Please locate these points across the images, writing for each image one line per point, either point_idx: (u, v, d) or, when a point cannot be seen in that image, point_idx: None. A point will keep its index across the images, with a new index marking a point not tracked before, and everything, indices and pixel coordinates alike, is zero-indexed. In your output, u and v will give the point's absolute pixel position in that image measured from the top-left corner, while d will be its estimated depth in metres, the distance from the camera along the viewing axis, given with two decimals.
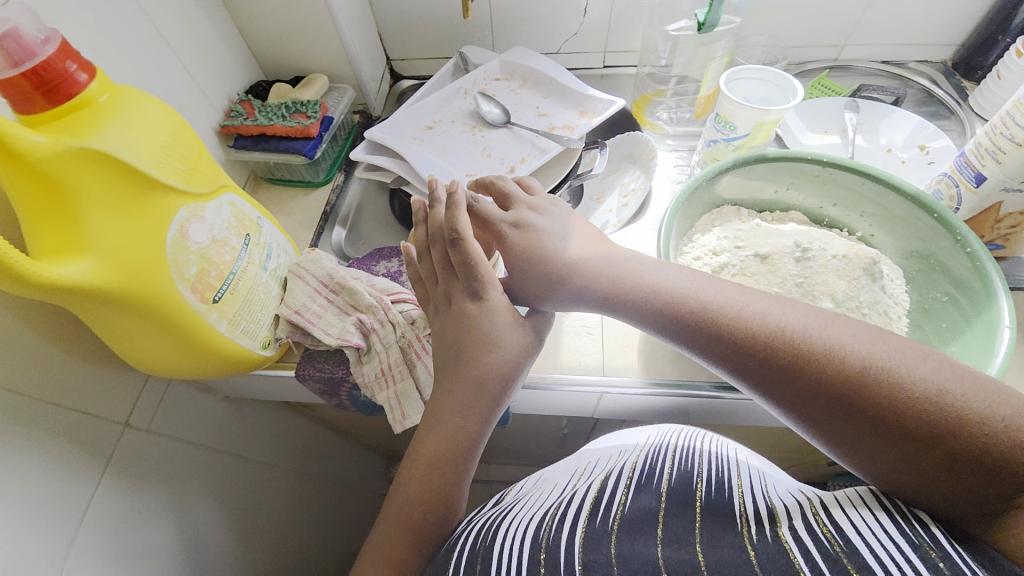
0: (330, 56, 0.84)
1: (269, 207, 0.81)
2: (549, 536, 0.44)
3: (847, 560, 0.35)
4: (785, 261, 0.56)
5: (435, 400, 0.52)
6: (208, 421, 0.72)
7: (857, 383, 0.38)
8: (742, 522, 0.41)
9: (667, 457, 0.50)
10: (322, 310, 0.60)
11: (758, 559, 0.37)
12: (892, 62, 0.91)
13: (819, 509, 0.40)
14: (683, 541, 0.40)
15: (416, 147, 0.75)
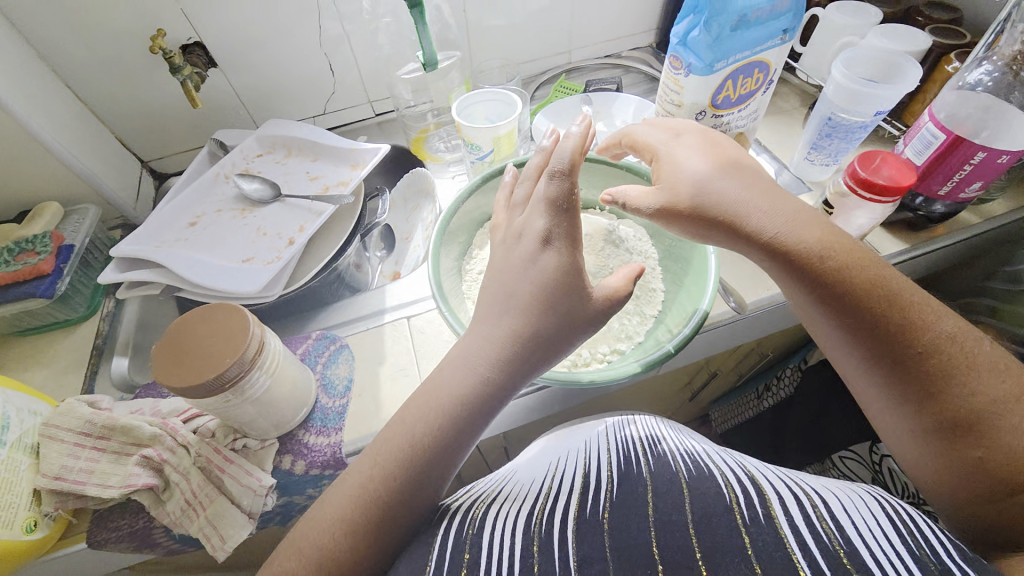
0: (56, 178, 0.74)
1: (22, 365, 0.68)
2: (539, 529, 0.45)
3: (845, 554, 0.38)
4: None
5: (394, 426, 0.48)
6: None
7: (941, 354, 0.46)
8: (734, 500, 0.44)
9: (651, 454, 0.54)
10: (95, 462, 0.52)
11: (753, 546, 0.40)
12: (613, 55, 1.06)
13: (815, 494, 0.45)
14: (674, 520, 0.43)
15: (178, 249, 0.69)
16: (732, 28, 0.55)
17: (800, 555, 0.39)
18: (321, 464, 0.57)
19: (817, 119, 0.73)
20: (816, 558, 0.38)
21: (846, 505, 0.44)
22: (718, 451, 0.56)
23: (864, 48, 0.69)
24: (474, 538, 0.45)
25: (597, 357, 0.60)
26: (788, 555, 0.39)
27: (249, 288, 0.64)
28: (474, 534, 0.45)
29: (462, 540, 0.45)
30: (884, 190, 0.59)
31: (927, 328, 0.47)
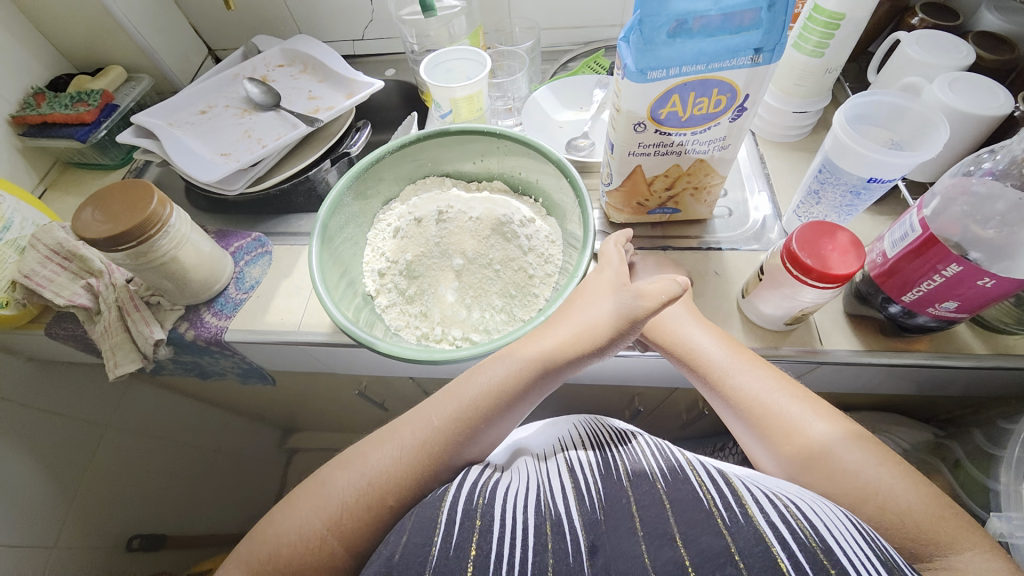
0: (127, 48, 0.90)
1: (68, 189, 0.88)
2: (552, 511, 0.46)
3: (821, 550, 0.39)
4: (431, 223, 0.64)
5: (432, 403, 0.53)
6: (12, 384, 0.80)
7: (806, 453, 0.48)
8: (711, 502, 0.44)
9: (620, 447, 0.55)
10: (54, 274, 0.67)
11: (736, 547, 0.40)
12: None
13: (794, 504, 0.44)
14: (662, 531, 0.42)
15: (181, 131, 0.81)
16: (670, 34, 0.47)
17: (781, 550, 0.39)
18: (205, 338, 0.68)
19: (813, 166, 0.61)
20: (796, 556, 0.39)
21: (824, 516, 0.43)
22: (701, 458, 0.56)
23: (913, 100, 0.55)
24: (483, 507, 0.45)
25: (445, 338, 0.60)
26: (770, 552, 0.39)
27: (211, 179, 0.74)
28: (485, 503, 0.45)
29: (472, 507, 0.45)
30: (808, 272, 0.50)
31: (787, 406, 0.50)
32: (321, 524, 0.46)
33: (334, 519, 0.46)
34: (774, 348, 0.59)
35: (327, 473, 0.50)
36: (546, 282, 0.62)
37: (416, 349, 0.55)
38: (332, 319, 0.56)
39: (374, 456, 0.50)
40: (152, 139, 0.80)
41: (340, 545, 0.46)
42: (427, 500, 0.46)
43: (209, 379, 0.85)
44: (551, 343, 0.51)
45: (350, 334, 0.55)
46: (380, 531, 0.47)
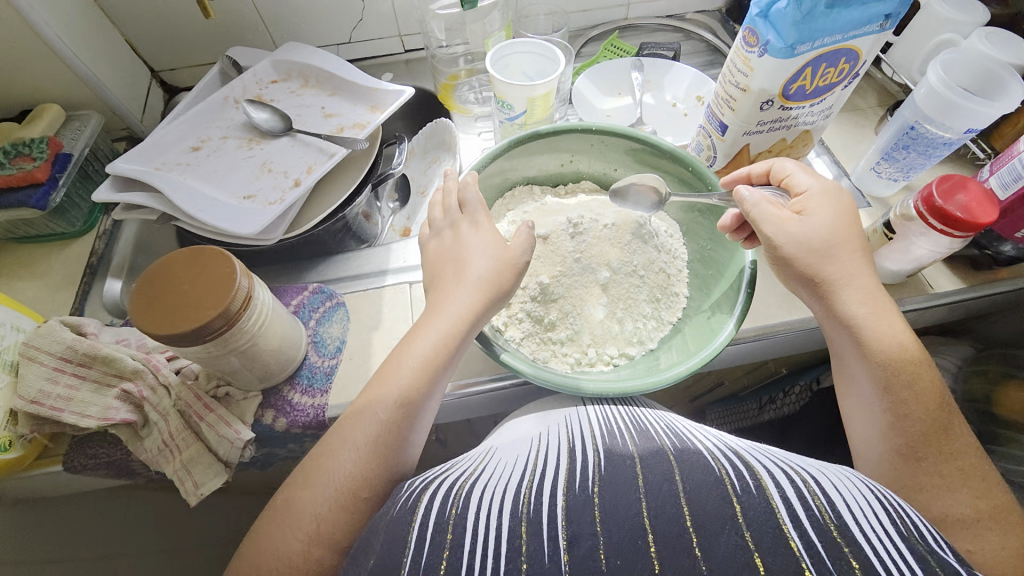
0: (59, 80, 0.69)
1: (15, 272, 0.67)
2: (529, 509, 0.41)
3: (835, 526, 0.39)
4: (562, 238, 0.60)
5: (353, 419, 0.47)
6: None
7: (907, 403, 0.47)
8: (723, 473, 0.43)
9: (635, 429, 0.52)
10: (73, 390, 0.50)
11: (745, 517, 0.39)
12: (677, 15, 0.95)
13: (812, 479, 0.43)
14: (666, 493, 0.41)
15: (178, 174, 0.65)
16: (829, 5, 0.46)
17: (793, 529, 0.38)
18: (302, 425, 0.56)
19: (895, 126, 0.63)
20: (808, 532, 0.38)
21: (842, 489, 0.43)
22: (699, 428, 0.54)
23: (962, 52, 0.59)
24: (456, 516, 0.41)
25: (602, 359, 0.56)
26: (781, 529, 0.38)
27: (249, 229, 0.60)
28: (459, 514, 0.41)
29: (445, 519, 0.40)
30: (957, 224, 0.52)
31: (903, 350, 0.48)
32: (302, 540, 0.43)
33: (317, 532, 0.43)
34: (898, 301, 0.63)
35: (292, 494, 0.45)
36: (680, 280, 0.62)
37: (621, 383, 0.50)
38: (511, 371, 0.49)
39: (352, 435, 0.46)
40: (143, 190, 0.63)
41: (331, 551, 0.43)
42: (396, 515, 0.41)
43: (269, 467, 0.71)
44: (461, 310, 0.48)
45: (539, 382, 0.49)
46: (363, 526, 0.45)
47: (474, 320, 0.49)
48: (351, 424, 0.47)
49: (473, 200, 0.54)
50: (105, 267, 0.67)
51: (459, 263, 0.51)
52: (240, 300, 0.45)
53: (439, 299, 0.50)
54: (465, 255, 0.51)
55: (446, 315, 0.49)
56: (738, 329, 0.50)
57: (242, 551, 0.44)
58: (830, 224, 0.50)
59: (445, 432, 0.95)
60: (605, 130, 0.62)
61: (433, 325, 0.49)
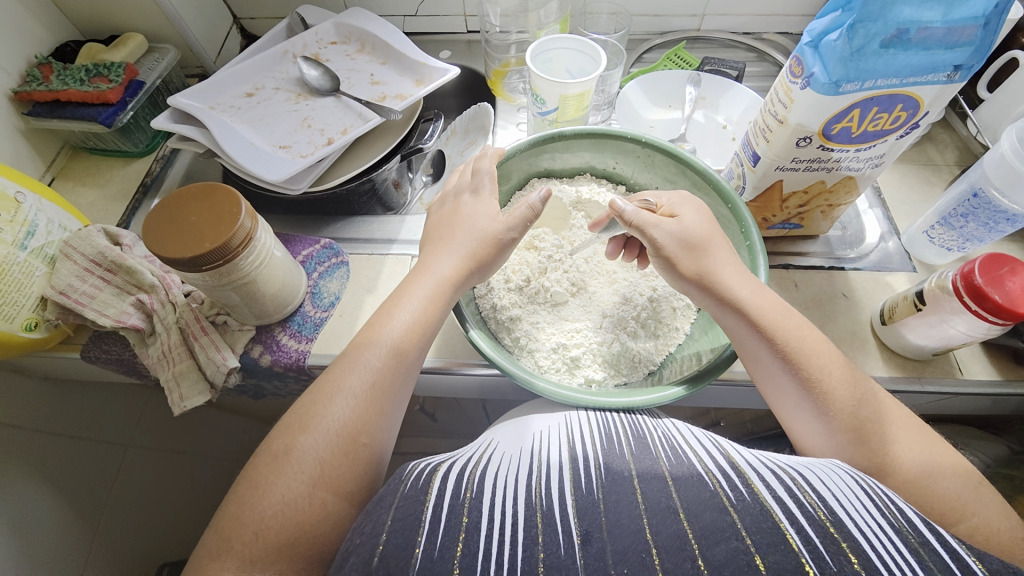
0: (150, 14, 0.77)
1: (82, 178, 0.75)
2: (543, 505, 0.41)
3: (831, 523, 0.37)
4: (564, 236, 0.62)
5: (340, 372, 0.47)
6: (33, 407, 0.68)
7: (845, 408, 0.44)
8: (716, 484, 0.42)
9: (632, 433, 0.51)
10: (96, 291, 0.56)
11: (743, 523, 0.37)
12: (753, 34, 0.89)
13: (800, 476, 0.42)
14: (666, 510, 0.39)
15: (228, 116, 0.70)
16: (883, 44, 0.42)
17: (789, 524, 0.37)
18: (283, 365, 0.59)
19: (957, 191, 0.57)
20: (804, 528, 0.36)
21: (829, 484, 0.41)
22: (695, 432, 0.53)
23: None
24: (471, 502, 0.41)
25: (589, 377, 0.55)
26: (777, 526, 0.37)
27: (276, 177, 0.64)
28: (473, 498, 0.42)
29: (459, 504, 0.41)
30: (995, 309, 0.47)
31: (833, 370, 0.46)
32: (305, 483, 0.42)
33: (320, 476, 0.43)
34: (917, 379, 0.57)
35: (291, 439, 0.44)
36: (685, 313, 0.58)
37: (583, 390, 0.49)
38: (476, 349, 0.50)
39: (346, 382, 0.46)
40: (195, 125, 0.68)
41: (333, 493, 0.43)
42: (407, 493, 0.42)
43: (261, 399, 0.76)
44: (446, 275, 0.50)
45: (499, 368, 0.49)
46: (361, 473, 0.45)
47: (459, 284, 0.50)
48: (346, 371, 0.47)
49: (485, 171, 0.54)
50: (154, 188, 0.74)
51: (452, 231, 0.52)
52: (240, 238, 0.49)
53: (421, 270, 0.51)
54: (462, 224, 0.52)
55: (432, 275, 0.50)
56: (716, 376, 0.48)
57: (238, 505, 0.41)
58: (703, 218, 0.51)
59: (433, 407, 0.98)
60: (651, 141, 0.60)
61: (420, 286, 0.50)
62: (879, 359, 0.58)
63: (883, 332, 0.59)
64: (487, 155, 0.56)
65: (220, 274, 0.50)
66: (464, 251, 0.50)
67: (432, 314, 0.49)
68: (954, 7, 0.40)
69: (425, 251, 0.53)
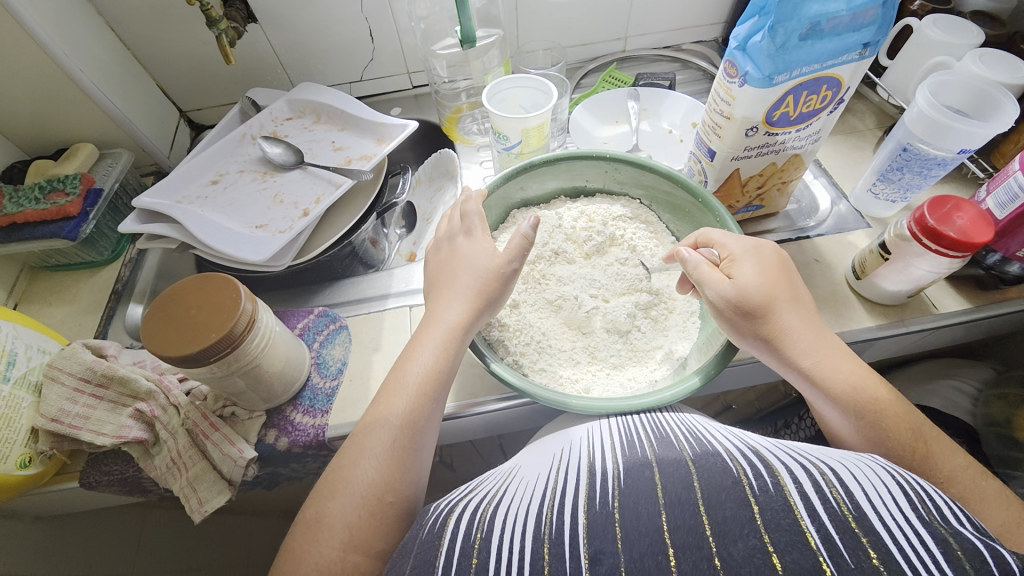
0: (96, 123, 0.76)
1: (47, 298, 0.72)
2: (551, 527, 0.41)
3: (853, 518, 0.37)
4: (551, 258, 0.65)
5: (355, 438, 0.48)
6: (24, 553, 0.62)
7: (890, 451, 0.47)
8: (741, 474, 0.42)
9: (655, 435, 0.52)
10: (90, 410, 0.53)
11: (763, 518, 0.37)
12: (674, 46, 0.98)
13: (830, 471, 0.42)
14: (687, 504, 0.40)
15: (196, 207, 0.70)
16: (801, 37, 0.48)
17: (810, 523, 0.37)
18: (303, 444, 0.57)
19: (889, 149, 0.64)
20: (825, 524, 0.37)
21: (862, 479, 0.42)
22: (717, 427, 0.55)
23: (954, 74, 0.59)
24: (482, 542, 0.40)
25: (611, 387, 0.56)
26: (798, 524, 0.37)
27: (258, 256, 0.64)
28: (485, 537, 0.41)
29: (470, 545, 0.40)
30: (952, 245, 0.52)
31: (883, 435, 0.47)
32: (337, 548, 0.42)
33: (350, 538, 0.43)
34: (900, 322, 0.62)
35: (322, 506, 0.45)
36: (686, 318, 0.60)
37: (608, 399, 0.50)
38: (501, 380, 0.50)
39: (368, 443, 0.46)
40: (165, 222, 0.68)
41: (364, 554, 0.43)
42: (424, 539, 0.42)
43: (276, 487, 0.73)
44: (456, 318, 0.51)
45: (527, 395, 0.50)
46: (391, 529, 0.45)
47: (471, 324, 0.51)
48: (372, 434, 0.47)
49: (473, 212, 0.56)
50: (127, 293, 0.72)
51: (454, 274, 0.53)
52: (245, 322, 0.48)
53: (430, 322, 0.52)
54: (464, 263, 0.53)
55: (442, 321, 0.51)
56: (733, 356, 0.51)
57: (281, 571, 0.42)
58: (762, 278, 0.50)
59: (450, 455, 0.96)
60: (618, 156, 0.64)
61: (432, 334, 0.51)
62: (863, 312, 0.63)
63: (860, 286, 0.63)
64: (471, 196, 0.58)
65: (227, 365, 0.49)
66: (470, 286, 0.52)
67: (451, 355, 0.50)
68: None
69: (432, 297, 0.53)
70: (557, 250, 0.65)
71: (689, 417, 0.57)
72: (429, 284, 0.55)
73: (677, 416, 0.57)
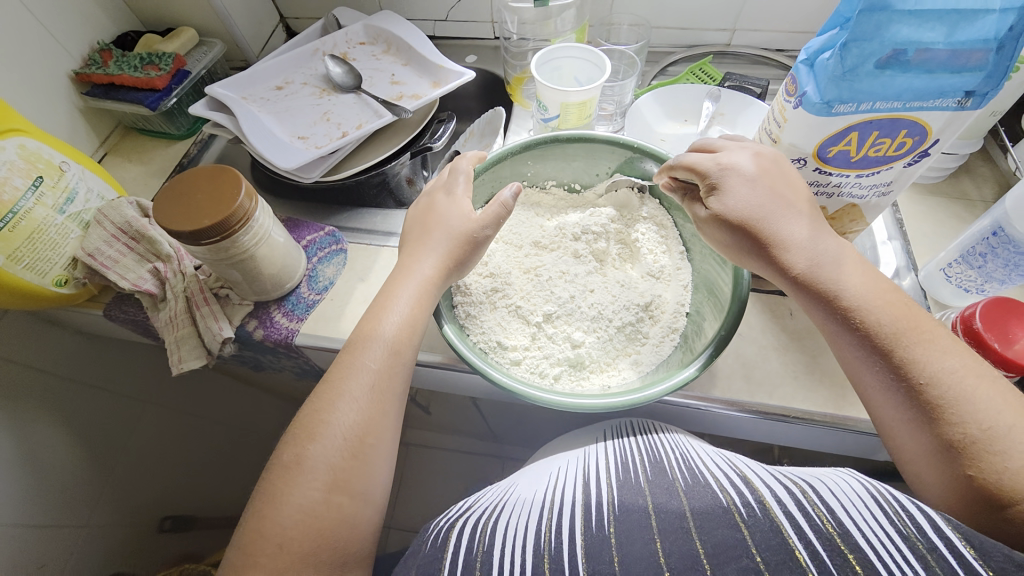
0: (201, 10, 0.84)
1: (129, 155, 0.83)
2: (550, 543, 0.41)
3: (838, 536, 0.36)
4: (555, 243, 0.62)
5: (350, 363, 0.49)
6: (56, 355, 0.76)
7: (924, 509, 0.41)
8: (729, 502, 0.41)
9: (649, 461, 0.51)
10: (120, 256, 0.62)
11: (753, 539, 0.37)
12: (786, 51, 0.86)
13: (811, 491, 0.41)
14: (677, 530, 0.39)
15: (257, 106, 0.76)
16: (879, 65, 0.40)
17: (797, 540, 0.36)
18: (274, 340, 0.63)
19: (977, 227, 0.53)
20: (811, 544, 0.36)
21: (840, 497, 0.40)
22: (709, 453, 0.53)
23: None
24: (483, 552, 0.42)
25: (561, 379, 0.54)
26: (786, 543, 0.36)
27: (289, 162, 0.68)
28: (487, 549, 0.42)
29: (471, 555, 0.41)
30: (997, 362, 0.44)
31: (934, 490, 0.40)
32: (320, 490, 0.44)
33: (333, 480, 0.45)
34: None
35: (301, 449, 0.46)
36: (664, 334, 0.56)
37: (546, 391, 0.48)
38: (449, 345, 0.52)
39: (346, 387, 0.48)
40: (227, 113, 0.74)
41: (347, 496, 0.45)
42: (426, 554, 0.44)
43: (262, 372, 0.81)
44: (430, 272, 0.52)
45: (467, 364, 0.50)
46: (373, 473, 0.47)
47: (442, 283, 0.52)
48: (344, 375, 0.48)
49: (461, 171, 0.56)
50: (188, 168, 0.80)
51: (427, 230, 0.54)
52: (241, 214, 0.53)
53: (404, 270, 0.53)
54: (438, 224, 0.53)
55: (414, 275, 0.52)
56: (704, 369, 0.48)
57: (264, 523, 0.43)
58: (753, 194, 0.46)
59: (427, 399, 1.01)
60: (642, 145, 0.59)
61: (405, 286, 0.51)
62: None
63: None
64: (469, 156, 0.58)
65: (224, 251, 0.54)
66: (450, 245, 0.52)
67: (417, 308, 0.51)
68: (958, 29, 0.37)
69: (410, 244, 0.54)
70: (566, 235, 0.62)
71: (652, 444, 0.55)
72: (408, 223, 0.56)
73: (633, 446, 0.55)
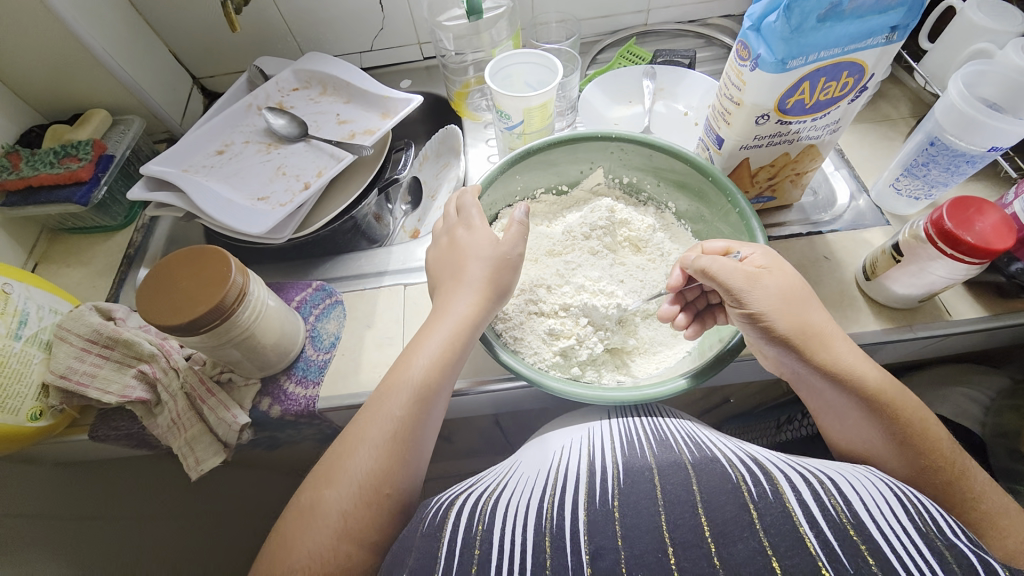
0: (109, 89, 0.77)
1: (64, 259, 0.75)
2: (553, 524, 0.42)
3: (852, 525, 0.37)
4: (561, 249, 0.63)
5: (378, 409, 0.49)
6: None
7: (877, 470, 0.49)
8: (740, 480, 0.42)
9: (655, 439, 0.52)
10: (96, 369, 0.56)
11: (763, 522, 0.38)
12: (699, 20, 0.92)
13: (829, 479, 0.43)
14: (686, 502, 0.41)
15: (202, 176, 0.71)
16: (820, 19, 0.44)
17: (809, 529, 0.37)
18: (294, 413, 0.59)
19: (915, 141, 0.59)
20: (823, 530, 0.37)
21: (859, 488, 0.42)
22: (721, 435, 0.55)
23: (992, 64, 0.56)
24: (484, 534, 0.42)
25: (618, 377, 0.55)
26: (798, 530, 0.37)
27: (259, 227, 0.65)
28: (486, 532, 0.42)
29: (471, 536, 0.42)
30: (969, 251, 0.49)
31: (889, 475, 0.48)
32: (329, 536, 0.44)
33: (344, 528, 0.44)
34: (908, 327, 0.59)
35: (317, 494, 0.46)
36: None
37: (614, 391, 0.49)
38: (512, 371, 0.50)
39: (368, 433, 0.47)
40: (172, 190, 0.69)
41: (357, 545, 0.45)
42: (426, 531, 0.43)
43: (276, 450, 0.76)
44: (466, 310, 0.50)
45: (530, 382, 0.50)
46: (383, 524, 0.46)
47: (478, 319, 0.51)
48: (369, 421, 0.48)
49: (470, 205, 0.56)
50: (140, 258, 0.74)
51: (459, 266, 0.53)
52: (235, 293, 0.49)
53: (439, 310, 0.52)
54: (467, 256, 0.53)
55: (452, 314, 0.50)
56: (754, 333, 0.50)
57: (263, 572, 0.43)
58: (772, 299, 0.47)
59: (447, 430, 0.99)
60: (624, 134, 0.61)
61: (440, 327, 0.50)
62: (870, 315, 0.60)
63: (869, 288, 0.60)
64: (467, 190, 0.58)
65: (224, 335, 0.51)
66: (479, 272, 0.52)
67: (461, 341, 0.50)
68: None
69: (438, 285, 0.53)
70: (577, 236, 0.63)
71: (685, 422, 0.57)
72: (433, 266, 0.56)
73: (673, 423, 0.56)
